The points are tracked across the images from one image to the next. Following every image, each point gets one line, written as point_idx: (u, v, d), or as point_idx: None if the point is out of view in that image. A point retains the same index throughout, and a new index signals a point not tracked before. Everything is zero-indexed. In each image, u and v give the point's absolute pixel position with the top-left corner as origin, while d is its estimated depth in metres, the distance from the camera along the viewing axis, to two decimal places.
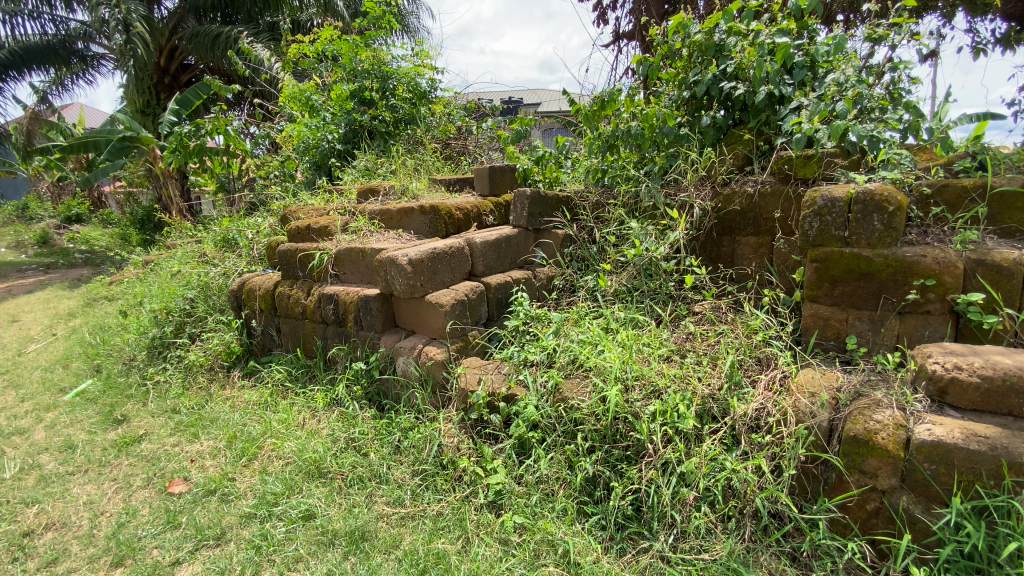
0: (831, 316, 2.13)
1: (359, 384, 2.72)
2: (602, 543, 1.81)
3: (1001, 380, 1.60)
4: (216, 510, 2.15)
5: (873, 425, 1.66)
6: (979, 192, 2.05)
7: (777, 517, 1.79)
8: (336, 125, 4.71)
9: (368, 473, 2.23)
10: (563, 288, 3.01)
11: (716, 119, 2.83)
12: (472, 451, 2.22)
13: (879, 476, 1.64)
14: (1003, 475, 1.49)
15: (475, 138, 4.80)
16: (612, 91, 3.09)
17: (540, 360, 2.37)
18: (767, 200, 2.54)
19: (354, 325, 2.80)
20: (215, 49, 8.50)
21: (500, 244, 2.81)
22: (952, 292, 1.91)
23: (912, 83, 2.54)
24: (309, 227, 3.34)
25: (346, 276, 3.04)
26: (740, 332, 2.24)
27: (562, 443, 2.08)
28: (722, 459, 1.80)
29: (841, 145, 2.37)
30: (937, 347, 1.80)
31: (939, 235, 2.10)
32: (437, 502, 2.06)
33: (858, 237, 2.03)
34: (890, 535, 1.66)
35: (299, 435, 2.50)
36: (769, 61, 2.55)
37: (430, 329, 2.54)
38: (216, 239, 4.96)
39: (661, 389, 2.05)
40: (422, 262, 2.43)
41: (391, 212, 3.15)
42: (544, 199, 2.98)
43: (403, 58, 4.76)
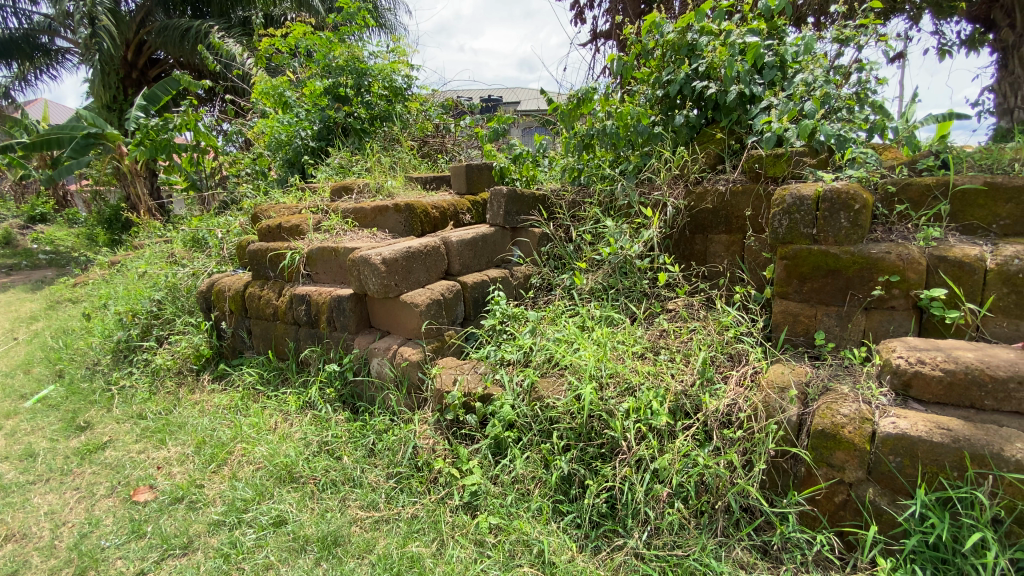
0: (801, 312, 2.17)
1: (332, 386, 2.67)
2: (578, 542, 1.81)
3: (962, 374, 1.65)
4: (183, 518, 2.08)
5: (840, 419, 1.69)
6: (942, 190, 2.11)
7: (748, 511, 1.81)
8: (310, 122, 4.62)
9: (342, 477, 2.19)
10: (540, 287, 3.01)
11: (690, 118, 2.85)
12: (447, 452, 2.19)
13: (846, 469, 1.67)
14: (966, 466, 1.53)
15: (453, 136, 4.76)
16: (588, 89, 3.09)
17: (517, 359, 2.36)
18: (738, 198, 2.58)
19: (327, 326, 2.74)
20: (185, 43, 8.26)
21: (477, 243, 2.78)
22: (915, 287, 1.96)
23: (878, 84, 2.60)
24: (281, 226, 3.27)
25: (318, 276, 2.98)
26: (712, 329, 2.27)
27: (538, 442, 2.07)
28: (694, 455, 1.82)
29: (810, 144, 2.42)
30: (901, 342, 1.85)
31: (903, 232, 2.15)
32: (412, 505, 2.03)
33: (826, 234, 2.07)
34: (857, 527, 1.70)
35: (270, 439, 2.44)
36: (740, 61, 2.58)
37: (404, 330, 2.50)
38: (186, 239, 4.81)
39: (634, 386, 2.06)
40: (396, 262, 2.39)
41: (365, 211, 3.10)
42: (520, 197, 2.96)
43: (378, 54, 4.69)
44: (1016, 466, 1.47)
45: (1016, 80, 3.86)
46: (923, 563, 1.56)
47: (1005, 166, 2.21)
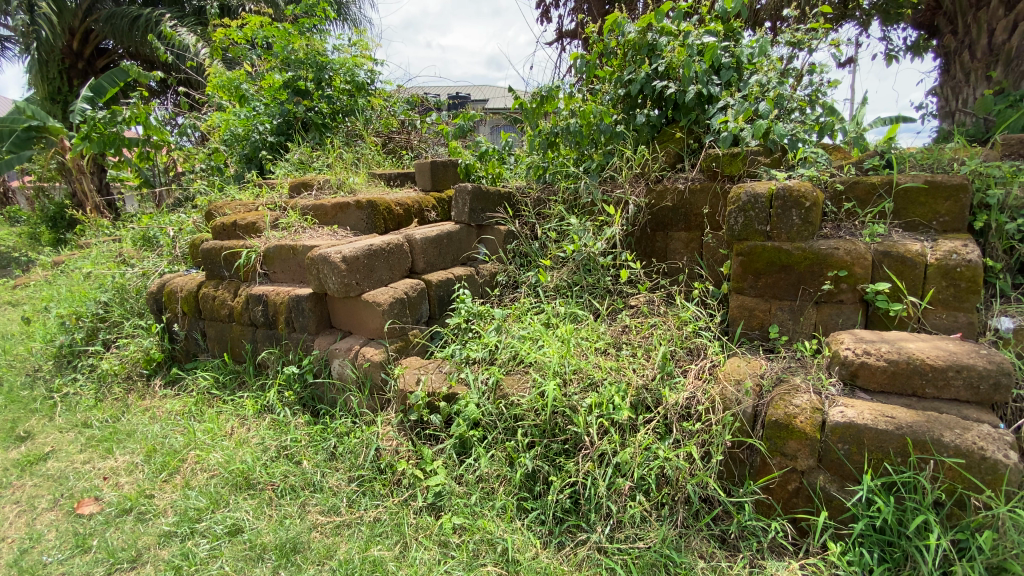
0: (756, 307, 2.23)
1: (291, 389, 2.59)
2: (542, 538, 1.81)
3: (905, 364, 1.73)
4: (132, 530, 1.97)
5: (792, 410, 1.76)
6: (886, 188, 2.21)
7: (707, 501, 1.86)
8: (269, 116, 4.46)
9: (301, 482, 2.12)
10: (506, 284, 3.00)
11: (651, 117, 2.90)
12: (411, 453, 2.16)
13: (798, 457, 1.73)
14: (909, 452, 1.60)
15: (418, 133, 4.69)
16: (551, 87, 3.09)
17: (482, 357, 2.34)
18: (697, 196, 2.63)
19: (286, 327, 2.66)
20: (135, 32, 7.88)
21: (441, 241, 2.74)
22: (862, 282, 2.05)
23: (829, 86, 2.69)
24: (236, 224, 3.16)
25: (276, 275, 2.88)
26: (672, 324, 2.31)
27: (503, 440, 2.07)
28: (655, 448, 1.85)
29: (765, 143, 2.49)
30: (850, 334, 1.93)
31: (851, 229, 2.24)
32: (374, 508, 1.99)
33: (779, 230, 2.14)
34: (809, 513, 1.76)
35: (226, 445, 2.35)
36: (697, 62, 2.64)
37: (367, 330, 2.45)
38: (136, 237, 4.58)
39: (597, 381, 2.08)
40: (357, 260, 2.34)
41: (324, 208, 3.02)
42: (485, 194, 2.93)
43: (339, 48, 4.57)
44: (954, 451, 1.55)
45: (956, 84, 4.07)
46: (871, 546, 1.63)
47: (943, 165, 2.33)
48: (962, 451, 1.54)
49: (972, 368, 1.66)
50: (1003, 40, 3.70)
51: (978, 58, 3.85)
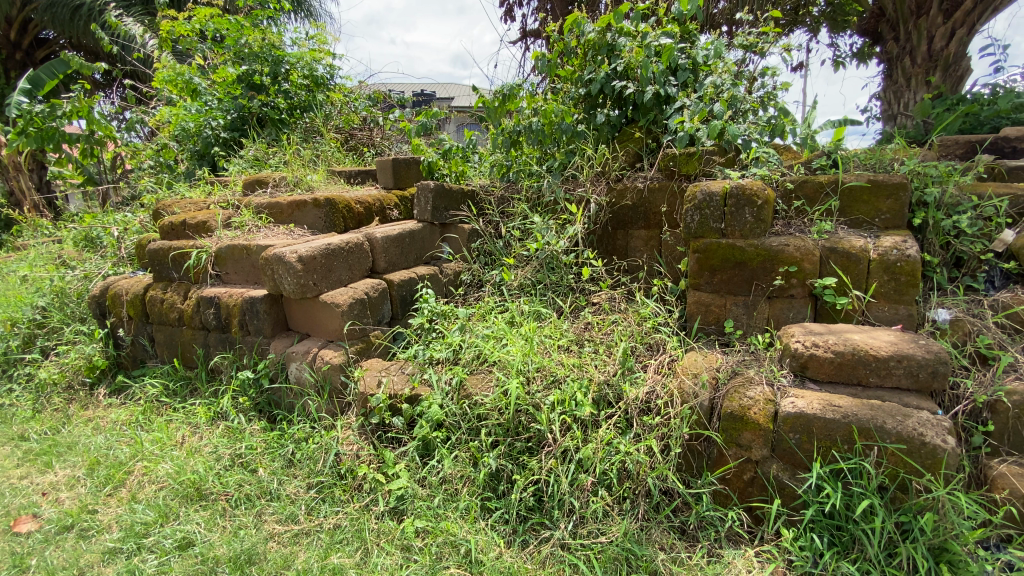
0: (712, 302, 2.29)
1: (246, 395, 2.50)
2: (505, 537, 1.81)
3: (850, 354, 1.81)
4: (73, 548, 1.84)
5: (746, 401, 1.81)
6: (832, 187, 2.30)
7: (667, 494, 1.89)
8: (222, 111, 4.28)
9: (257, 490, 2.04)
10: (471, 283, 2.97)
11: (611, 117, 2.93)
12: (372, 457, 2.12)
13: (752, 448, 1.79)
14: (855, 440, 1.67)
15: (381, 130, 4.60)
16: (513, 85, 3.08)
17: (445, 357, 2.32)
18: (655, 195, 2.68)
19: (239, 331, 2.56)
20: (77, 22, 7.46)
21: (403, 240, 2.68)
22: (811, 277, 2.13)
23: (781, 88, 2.79)
24: (185, 223, 3.02)
25: (228, 276, 2.77)
26: (632, 320, 2.36)
27: (466, 440, 2.05)
28: (616, 443, 1.88)
29: (720, 143, 2.56)
30: (800, 327, 2.00)
31: (800, 226, 2.33)
32: (334, 514, 1.93)
33: (732, 228, 2.20)
34: (763, 501, 1.82)
35: (176, 455, 2.24)
36: (655, 62, 2.69)
37: (325, 331, 2.38)
38: (78, 238, 4.32)
39: (560, 378, 2.10)
40: (314, 260, 2.27)
41: (280, 206, 2.91)
42: (448, 192, 2.89)
43: (296, 41, 4.42)
44: (896, 437, 1.62)
45: (898, 88, 4.29)
46: (821, 531, 1.69)
47: (885, 165, 2.45)
48: (903, 437, 1.61)
49: (911, 358, 1.74)
50: (941, 46, 3.98)
51: (918, 64, 4.11)
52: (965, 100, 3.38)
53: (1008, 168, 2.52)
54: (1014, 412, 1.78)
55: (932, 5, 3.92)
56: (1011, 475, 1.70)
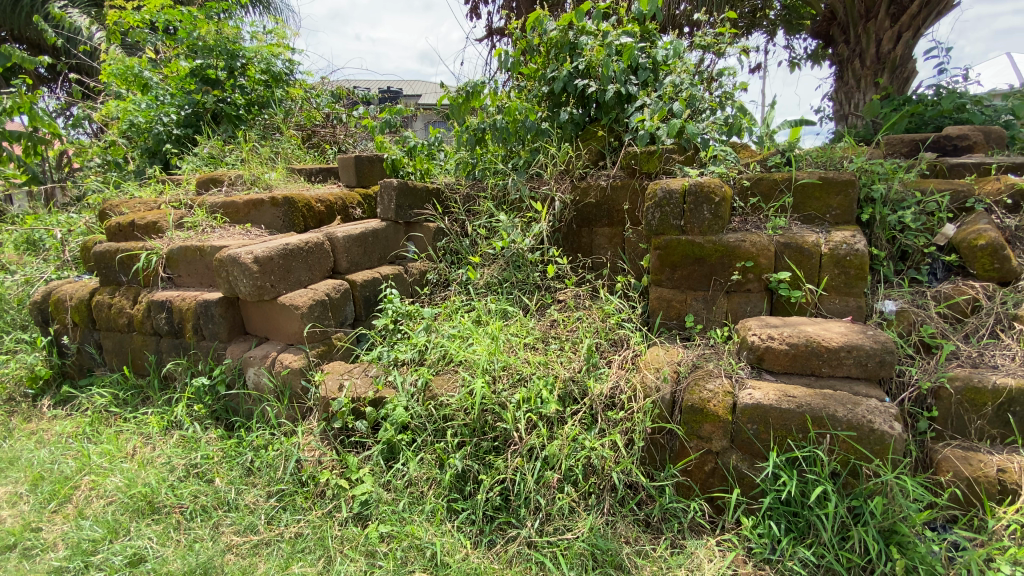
0: (673, 298, 2.33)
1: (201, 402, 2.40)
2: (472, 539, 1.79)
3: (803, 346, 1.87)
4: (14, 568, 1.71)
5: (706, 394, 1.85)
6: (786, 184, 2.37)
7: (632, 487, 1.92)
8: (175, 107, 4.09)
9: (213, 501, 1.96)
10: (437, 283, 2.94)
11: (574, 115, 2.95)
12: (335, 463, 2.07)
13: (712, 439, 1.83)
14: (809, 428, 1.72)
15: (344, 127, 4.50)
16: (476, 83, 3.05)
17: (410, 358, 2.28)
18: (618, 192, 2.71)
19: (193, 335, 2.46)
20: (16, 13, 7.03)
21: (366, 239, 2.62)
22: (766, 272, 2.19)
23: (738, 88, 2.85)
24: (134, 224, 2.89)
25: (181, 279, 2.65)
26: (596, 317, 2.38)
27: (432, 442, 2.02)
28: (581, 439, 1.89)
29: (679, 142, 2.61)
30: (757, 321, 2.06)
31: (756, 222, 2.40)
32: (296, 523, 1.87)
33: (692, 225, 2.24)
34: (724, 491, 1.86)
35: (127, 467, 2.12)
36: (616, 61, 2.72)
37: (284, 334, 2.30)
38: (17, 240, 4.06)
39: (526, 376, 2.10)
40: (271, 261, 2.19)
41: (235, 205, 2.80)
42: (413, 190, 2.85)
43: (253, 36, 4.28)
44: (847, 424, 1.68)
45: (849, 89, 4.46)
46: (779, 518, 1.74)
47: (835, 162, 2.54)
48: (853, 424, 1.67)
49: (860, 348, 1.81)
50: (889, 49, 4.17)
51: (868, 65, 4.28)
52: (910, 101, 3.54)
53: (949, 165, 2.65)
54: (956, 397, 1.87)
55: (880, 9, 4.09)
56: (954, 457, 1.78)
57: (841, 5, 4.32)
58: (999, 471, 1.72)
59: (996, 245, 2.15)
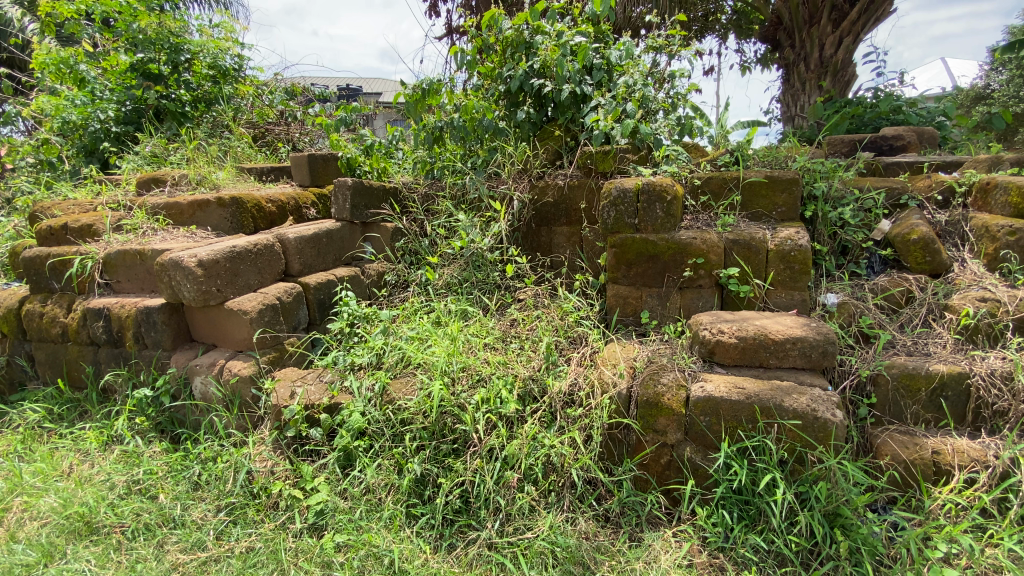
0: (629, 295, 2.37)
1: (144, 415, 2.28)
2: (431, 543, 1.77)
3: (752, 339, 1.93)
4: None
5: (661, 388, 1.89)
6: (735, 182, 2.44)
7: (591, 483, 1.94)
8: (113, 103, 3.86)
9: (157, 519, 1.85)
10: (395, 284, 2.90)
11: (531, 114, 2.95)
12: (288, 473, 2.00)
13: (667, 432, 1.87)
14: (757, 419, 1.78)
15: (299, 124, 4.33)
16: (433, 80, 3.01)
17: (367, 362, 2.23)
18: (575, 191, 2.73)
19: (134, 345, 2.34)
20: None
21: (320, 240, 2.55)
22: (716, 267, 2.26)
23: (690, 89, 2.92)
24: (67, 227, 2.72)
25: (120, 284, 2.51)
26: (555, 315, 2.39)
27: (390, 447, 1.98)
28: (541, 437, 1.90)
29: (632, 142, 2.66)
30: (709, 315, 2.11)
31: (707, 220, 2.47)
32: (247, 537, 1.79)
33: (645, 223, 2.29)
34: (679, 483, 1.91)
35: (62, 486, 1.98)
36: (570, 61, 2.74)
37: (232, 341, 2.21)
38: None
39: (485, 376, 2.09)
40: (216, 264, 2.10)
41: (179, 206, 2.67)
42: (369, 189, 2.78)
43: (199, 29, 4.08)
44: (793, 413, 1.74)
45: (796, 92, 4.65)
46: (731, 507, 1.79)
47: (780, 162, 2.64)
48: (799, 413, 1.74)
49: (804, 339, 1.89)
50: (831, 54, 4.36)
51: (812, 69, 4.47)
52: (851, 103, 3.72)
53: (884, 164, 2.80)
54: (893, 384, 1.98)
55: (823, 15, 4.28)
56: (892, 441, 1.88)
57: (786, 11, 4.50)
58: (933, 453, 1.82)
59: (928, 239, 2.27)
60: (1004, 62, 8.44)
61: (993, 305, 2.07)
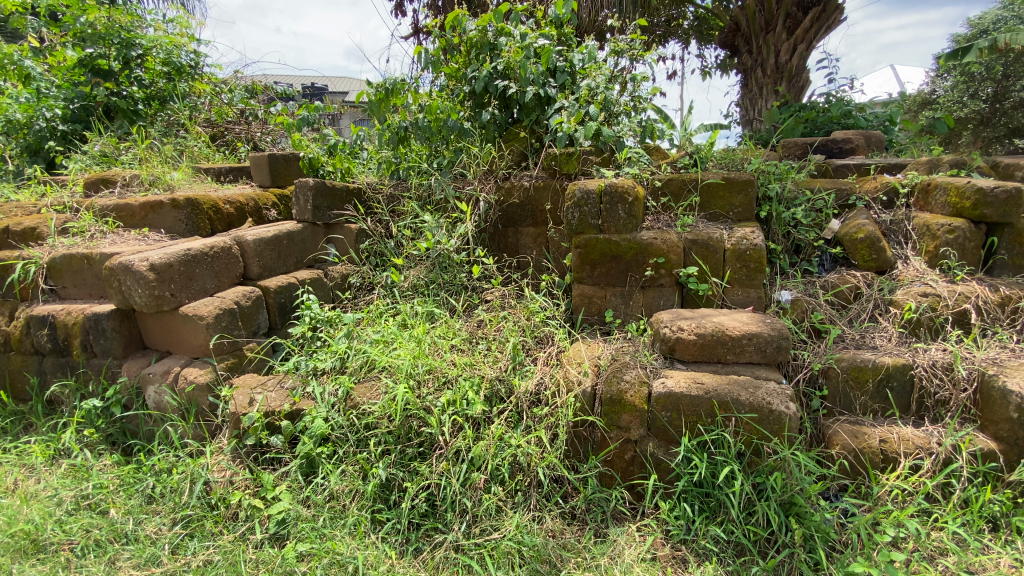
0: (594, 294, 2.41)
1: (93, 427, 2.18)
2: (397, 548, 1.75)
3: (710, 336, 1.99)
4: None
5: (623, 385, 1.93)
6: (693, 184, 2.51)
7: (558, 482, 1.96)
8: (59, 100, 3.68)
9: (109, 535, 1.77)
10: (360, 286, 2.86)
11: (496, 116, 2.96)
12: (248, 482, 1.95)
13: (630, 429, 1.91)
14: (716, 413, 1.83)
15: (259, 123, 4.19)
16: (396, 80, 2.98)
17: (330, 366, 2.19)
18: (540, 193, 2.76)
19: (82, 353, 2.24)
20: None
21: (280, 241, 2.48)
22: (677, 267, 2.31)
23: (652, 92, 2.98)
24: (7, 230, 2.58)
25: (66, 290, 2.40)
26: (521, 315, 2.41)
27: (355, 453, 1.95)
28: (507, 438, 1.91)
29: (596, 144, 2.71)
30: (669, 314, 2.17)
31: (668, 220, 2.53)
32: (204, 550, 1.73)
33: (608, 223, 2.33)
34: (643, 478, 1.95)
35: (4, 504, 1.85)
36: (534, 64, 2.77)
37: (188, 347, 2.14)
38: None
39: (451, 379, 2.08)
40: (169, 268, 2.02)
41: (130, 208, 2.57)
42: (331, 190, 2.73)
43: (152, 24, 3.92)
44: (749, 407, 1.80)
45: (753, 96, 4.78)
46: (692, 500, 1.84)
47: (737, 164, 2.73)
48: (755, 406, 1.80)
49: (759, 335, 1.95)
50: (786, 60, 4.54)
51: (769, 74, 4.63)
52: (805, 107, 3.87)
53: (834, 166, 2.93)
54: (842, 375, 2.07)
55: (778, 23, 4.45)
56: (843, 431, 1.97)
57: (744, 18, 4.66)
58: (880, 442, 1.92)
59: (873, 238, 2.39)
60: (948, 68, 8.90)
61: (933, 299, 2.20)
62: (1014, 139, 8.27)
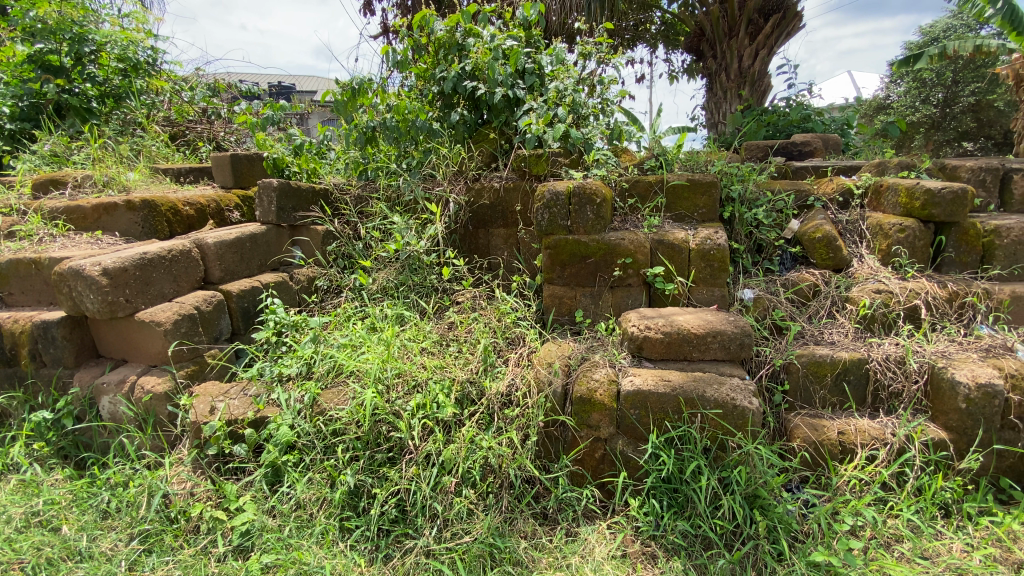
0: (564, 295, 2.43)
1: (43, 440, 2.08)
2: (367, 556, 1.73)
3: (676, 334, 2.04)
4: None
5: (593, 384, 1.96)
6: (659, 185, 2.56)
7: (530, 482, 1.97)
8: (5, 97, 3.46)
9: (61, 552, 1.66)
10: (328, 289, 2.80)
11: (465, 116, 2.95)
12: (210, 493, 1.90)
13: (600, 427, 1.94)
14: (682, 410, 1.87)
15: (222, 123, 4.07)
16: (363, 80, 2.94)
17: (296, 372, 2.15)
18: (510, 194, 2.76)
19: (31, 363, 2.14)
20: None
21: (243, 244, 2.41)
22: (644, 267, 2.35)
23: (619, 95, 3.02)
24: None
25: (13, 297, 2.28)
26: (492, 317, 2.40)
27: (322, 460, 1.91)
28: (478, 440, 1.89)
29: (565, 146, 2.72)
30: (637, 313, 2.20)
31: (635, 221, 2.58)
32: (163, 565, 1.66)
33: (577, 224, 2.35)
34: (612, 476, 1.98)
35: None
36: (502, 65, 2.77)
37: (145, 355, 2.06)
38: None
39: (421, 382, 2.06)
40: (124, 273, 1.95)
41: (81, 209, 2.46)
42: (296, 191, 2.67)
43: (105, 18, 3.76)
44: (714, 403, 1.84)
45: (718, 99, 4.91)
46: (661, 495, 1.87)
47: (700, 166, 2.80)
48: (719, 402, 1.84)
49: (723, 333, 2.01)
50: (748, 65, 4.67)
51: (732, 79, 4.75)
52: (767, 111, 4.00)
53: (794, 168, 3.03)
54: (802, 370, 2.15)
55: (740, 28, 4.57)
56: (803, 425, 2.03)
57: (708, 23, 4.77)
58: (839, 434, 1.99)
59: (830, 237, 2.48)
60: (901, 74, 9.33)
61: (886, 296, 2.30)
62: (962, 142, 8.76)
